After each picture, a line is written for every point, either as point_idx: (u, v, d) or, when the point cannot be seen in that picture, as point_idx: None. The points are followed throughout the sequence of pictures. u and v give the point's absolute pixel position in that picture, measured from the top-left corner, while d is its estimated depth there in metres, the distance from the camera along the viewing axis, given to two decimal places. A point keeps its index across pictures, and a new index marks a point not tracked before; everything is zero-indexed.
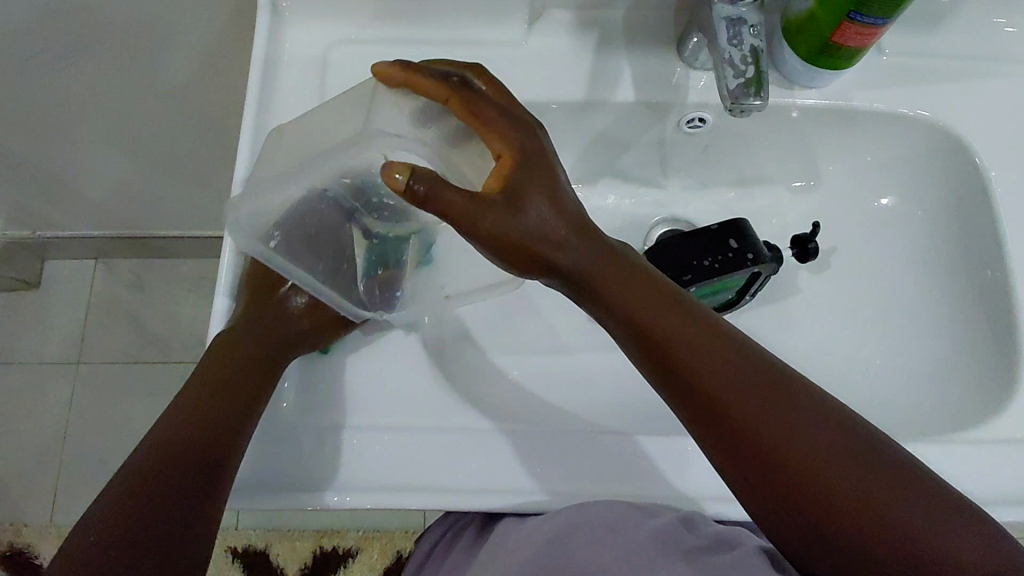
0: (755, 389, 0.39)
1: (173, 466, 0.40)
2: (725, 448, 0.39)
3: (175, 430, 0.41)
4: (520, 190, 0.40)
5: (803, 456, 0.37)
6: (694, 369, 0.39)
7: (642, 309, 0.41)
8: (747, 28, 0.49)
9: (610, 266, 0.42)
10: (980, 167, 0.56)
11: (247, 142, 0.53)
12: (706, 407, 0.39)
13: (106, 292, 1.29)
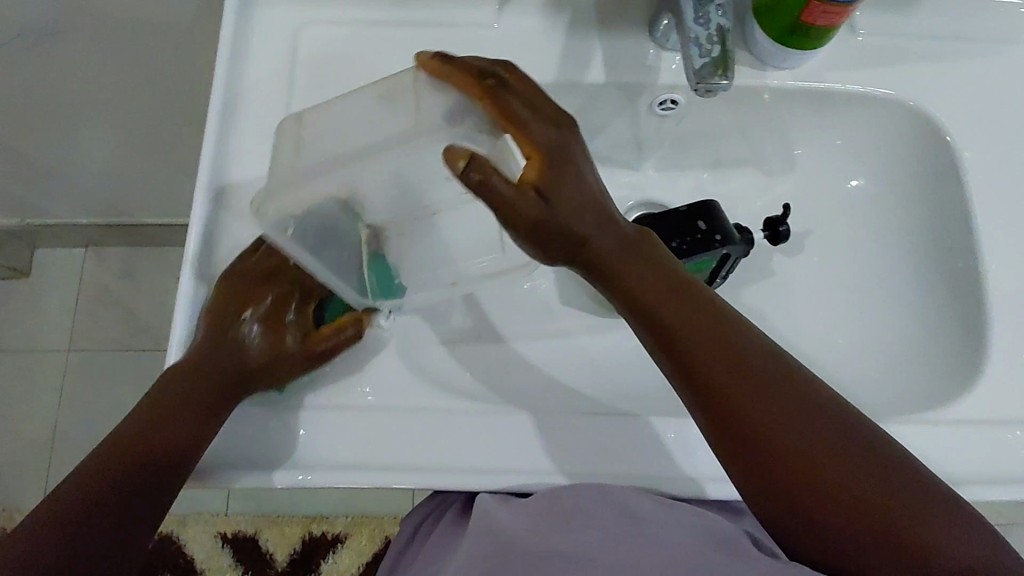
0: (767, 388, 0.39)
1: (157, 444, 0.43)
2: (733, 445, 0.39)
3: (162, 405, 0.44)
4: (554, 183, 0.39)
5: (808, 449, 0.38)
6: (706, 362, 0.40)
7: (663, 309, 0.41)
8: (715, 7, 0.49)
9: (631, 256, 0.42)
10: (952, 148, 0.55)
11: (213, 125, 0.53)
12: (718, 406, 0.39)
13: (94, 281, 1.29)
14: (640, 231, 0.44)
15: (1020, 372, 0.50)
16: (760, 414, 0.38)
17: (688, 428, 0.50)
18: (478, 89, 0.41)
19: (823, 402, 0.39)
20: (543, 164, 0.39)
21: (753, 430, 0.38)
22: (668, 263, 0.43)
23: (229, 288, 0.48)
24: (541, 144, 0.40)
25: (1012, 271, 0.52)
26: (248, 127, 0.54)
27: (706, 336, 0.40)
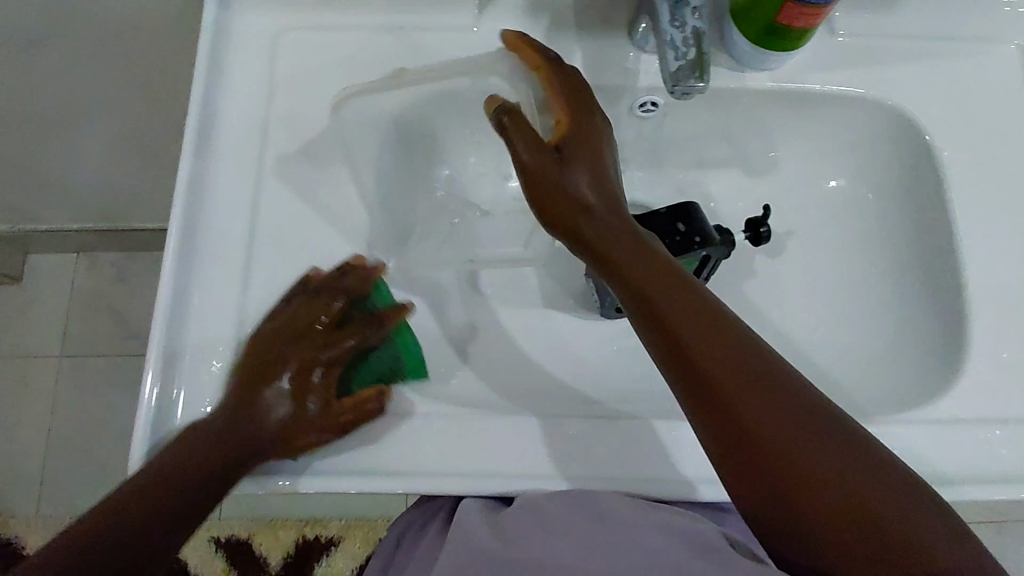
0: (748, 369, 0.39)
1: (179, 492, 0.42)
2: (709, 421, 0.40)
3: (189, 451, 0.44)
4: (570, 153, 0.47)
5: (785, 434, 0.38)
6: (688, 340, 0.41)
7: (649, 285, 0.43)
8: (690, 10, 0.49)
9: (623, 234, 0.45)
10: (932, 147, 0.55)
11: (191, 134, 0.53)
12: (696, 381, 0.40)
13: (85, 285, 1.29)
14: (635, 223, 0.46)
15: (999, 371, 0.50)
16: (739, 394, 0.39)
17: (667, 430, 0.50)
18: (543, 65, 0.51)
19: (804, 394, 0.39)
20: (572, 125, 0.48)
21: (731, 410, 0.39)
22: (658, 250, 0.45)
23: (263, 340, 0.48)
24: (570, 116, 0.48)
25: (991, 271, 0.52)
26: (228, 136, 0.55)
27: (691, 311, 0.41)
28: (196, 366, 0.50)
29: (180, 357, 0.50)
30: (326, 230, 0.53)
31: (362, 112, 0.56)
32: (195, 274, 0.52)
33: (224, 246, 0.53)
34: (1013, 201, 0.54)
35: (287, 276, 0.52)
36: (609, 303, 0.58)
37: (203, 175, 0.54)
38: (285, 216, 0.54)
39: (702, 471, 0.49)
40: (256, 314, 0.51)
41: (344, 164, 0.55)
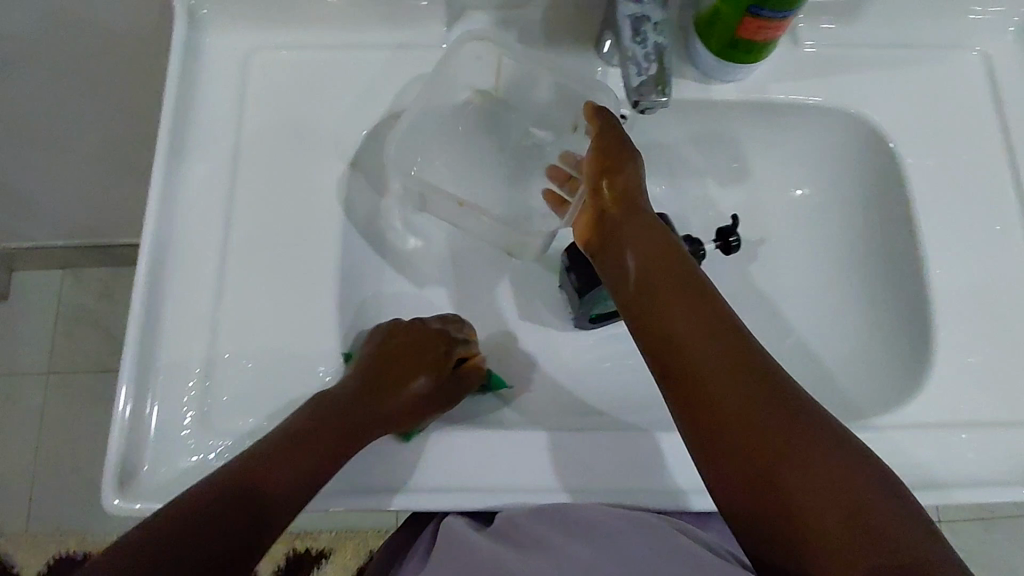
0: (732, 362, 0.41)
1: (283, 484, 0.43)
2: (687, 407, 0.41)
3: (275, 461, 0.43)
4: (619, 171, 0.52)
5: (761, 435, 0.38)
6: (681, 341, 0.43)
7: (654, 288, 0.46)
8: (651, 26, 0.50)
9: (641, 242, 0.48)
10: (896, 155, 0.56)
11: (161, 155, 0.54)
12: (681, 367, 0.42)
13: (70, 302, 1.29)
14: (653, 233, 0.49)
15: (963, 375, 0.51)
16: (722, 394, 0.40)
17: (636, 442, 0.50)
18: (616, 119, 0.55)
19: (792, 404, 0.39)
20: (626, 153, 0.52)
21: (715, 408, 0.40)
22: (673, 258, 0.47)
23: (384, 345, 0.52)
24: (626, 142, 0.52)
25: (956, 276, 0.53)
26: (199, 156, 0.55)
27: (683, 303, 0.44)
28: (171, 386, 0.51)
29: (152, 377, 0.51)
30: (298, 249, 0.54)
31: (332, 130, 0.56)
32: (169, 294, 0.53)
33: (197, 266, 0.53)
34: (975, 208, 0.55)
35: (259, 295, 0.53)
36: (582, 314, 0.59)
37: (174, 195, 0.54)
38: (256, 234, 0.54)
39: (674, 482, 0.50)
40: (228, 333, 0.52)
41: (315, 182, 0.55)
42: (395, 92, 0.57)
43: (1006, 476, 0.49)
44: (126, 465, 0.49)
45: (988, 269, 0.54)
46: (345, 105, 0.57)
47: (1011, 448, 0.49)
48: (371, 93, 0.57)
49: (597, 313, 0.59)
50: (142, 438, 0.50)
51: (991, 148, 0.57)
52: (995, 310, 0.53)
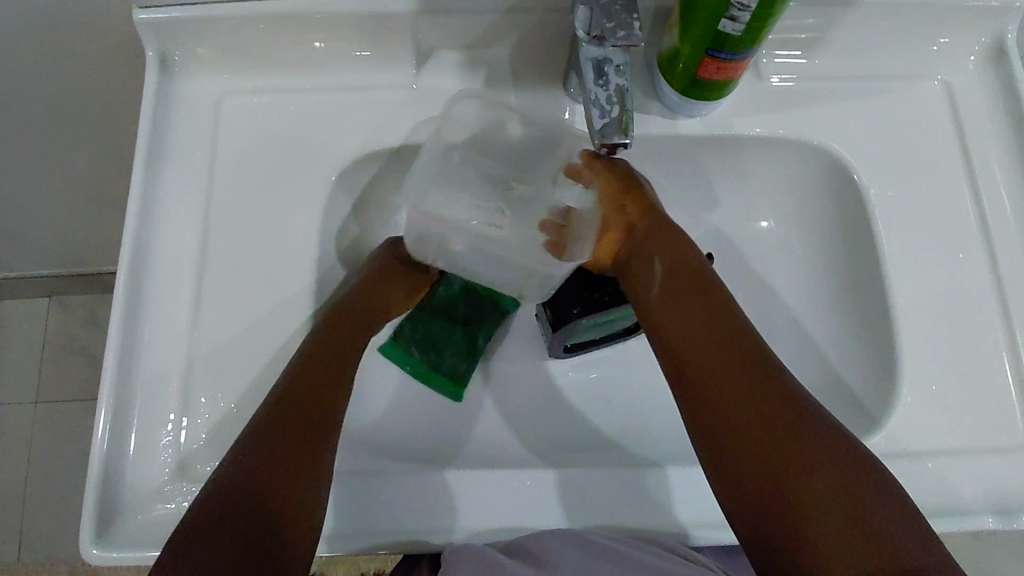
0: (740, 370, 0.45)
1: (281, 486, 0.42)
2: (706, 421, 0.45)
3: (269, 458, 0.42)
4: (634, 198, 0.57)
5: (760, 431, 0.42)
6: (693, 350, 0.48)
7: (670, 306, 0.51)
8: (614, 68, 0.50)
9: (663, 263, 0.54)
10: (859, 186, 0.57)
11: (135, 201, 0.54)
12: (701, 381, 0.46)
13: (57, 331, 1.29)
14: (671, 254, 0.54)
15: (928, 404, 0.52)
16: (727, 396, 0.44)
17: (607, 478, 0.52)
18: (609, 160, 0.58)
19: (792, 403, 0.43)
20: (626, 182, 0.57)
21: (720, 408, 0.44)
22: (692, 276, 0.52)
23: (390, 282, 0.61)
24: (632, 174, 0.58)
25: (920, 305, 0.54)
26: (172, 201, 0.56)
27: (700, 318, 0.49)
28: (148, 432, 0.52)
29: (128, 424, 0.52)
30: (272, 291, 0.55)
31: (303, 172, 0.57)
32: (144, 339, 0.53)
33: (171, 310, 0.54)
34: (937, 236, 0.56)
35: (233, 338, 0.54)
36: (556, 345, 0.60)
37: (147, 241, 0.55)
38: (230, 277, 0.55)
39: (645, 518, 0.51)
40: (203, 377, 0.53)
41: (288, 223, 0.56)
42: (365, 133, 0.58)
43: (972, 505, 0.49)
44: (103, 515, 0.49)
45: (952, 297, 0.54)
46: (316, 146, 0.58)
47: (976, 476, 0.50)
48: (341, 134, 0.58)
49: (572, 343, 0.60)
50: (119, 485, 0.50)
51: (953, 177, 0.57)
52: (959, 339, 0.53)
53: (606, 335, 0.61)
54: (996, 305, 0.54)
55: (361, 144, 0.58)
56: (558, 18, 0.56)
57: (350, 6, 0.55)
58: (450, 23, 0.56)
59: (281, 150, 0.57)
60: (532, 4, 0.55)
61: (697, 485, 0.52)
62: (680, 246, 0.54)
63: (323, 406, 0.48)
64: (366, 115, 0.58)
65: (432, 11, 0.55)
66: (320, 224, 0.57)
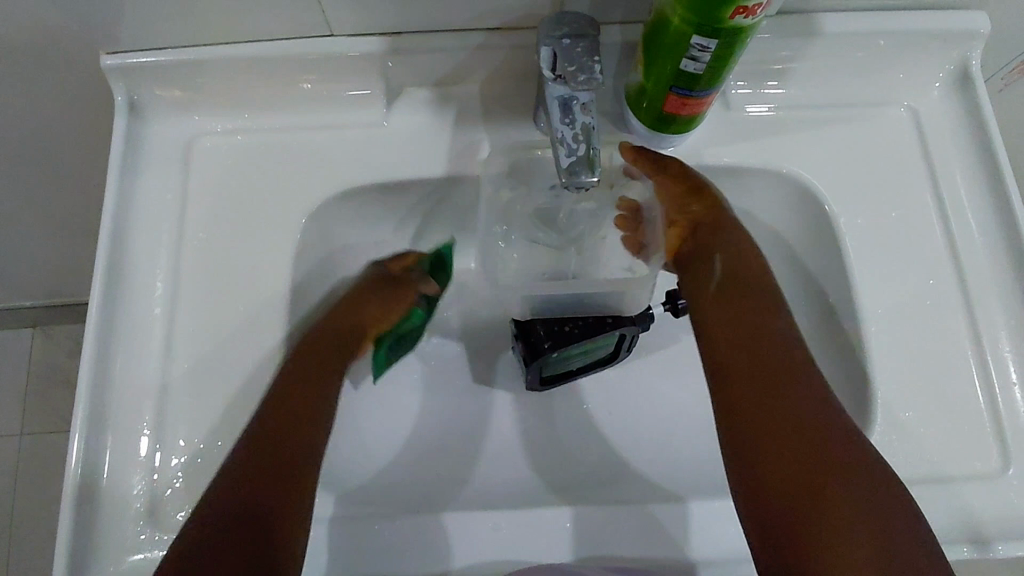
0: (790, 388, 0.46)
1: (274, 500, 0.43)
2: (743, 431, 0.45)
3: (254, 470, 0.44)
4: (695, 202, 0.56)
5: (803, 447, 0.43)
6: (739, 363, 0.48)
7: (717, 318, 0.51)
8: (580, 107, 0.50)
9: (721, 275, 0.54)
10: (830, 215, 0.58)
11: (104, 247, 0.54)
12: (734, 382, 0.48)
13: (41, 361, 1.28)
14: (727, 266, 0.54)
15: (904, 434, 0.52)
16: (771, 410, 0.45)
17: (584, 517, 0.51)
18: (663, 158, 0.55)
19: (837, 426, 0.44)
20: (684, 186, 0.55)
21: (759, 421, 0.45)
22: (748, 293, 0.52)
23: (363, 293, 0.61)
24: (694, 177, 0.56)
25: (893, 333, 0.55)
26: (143, 245, 0.56)
27: (747, 334, 0.50)
28: (119, 481, 0.51)
29: (99, 474, 0.51)
30: (244, 333, 0.55)
31: (275, 213, 0.57)
32: (114, 387, 0.53)
33: (143, 356, 0.54)
34: (908, 263, 0.56)
35: (205, 383, 0.53)
36: (532, 379, 0.59)
37: (118, 286, 0.55)
38: (201, 320, 0.55)
39: (624, 555, 0.51)
40: (175, 424, 0.52)
41: (260, 263, 0.56)
42: (337, 171, 0.58)
43: (950, 535, 0.50)
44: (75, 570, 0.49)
45: (923, 326, 0.55)
46: (288, 185, 0.57)
47: (952, 508, 0.50)
48: (313, 172, 0.58)
49: (547, 376, 0.59)
50: (90, 537, 0.50)
51: (922, 205, 0.58)
52: (932, 368, 0.54)
53: (583, 366, 0.60)
54: (967, 332, 0.55)
55: (333, 182, 0.58)
56: (525, 54, 0.57)
57: (318, 48, 0.55)
58: (418, 62, 0.57)
59: (253, 190, 0.57)
60: (499, 42, 0.56)
61: (674, 522, 0.51)
62: (739, 261, 0.54)
63: (304, 399, 0.50)
64: (338, 153, 0.58)
65: (400, 50, 0.56)
66: (292, 264, 0.56)
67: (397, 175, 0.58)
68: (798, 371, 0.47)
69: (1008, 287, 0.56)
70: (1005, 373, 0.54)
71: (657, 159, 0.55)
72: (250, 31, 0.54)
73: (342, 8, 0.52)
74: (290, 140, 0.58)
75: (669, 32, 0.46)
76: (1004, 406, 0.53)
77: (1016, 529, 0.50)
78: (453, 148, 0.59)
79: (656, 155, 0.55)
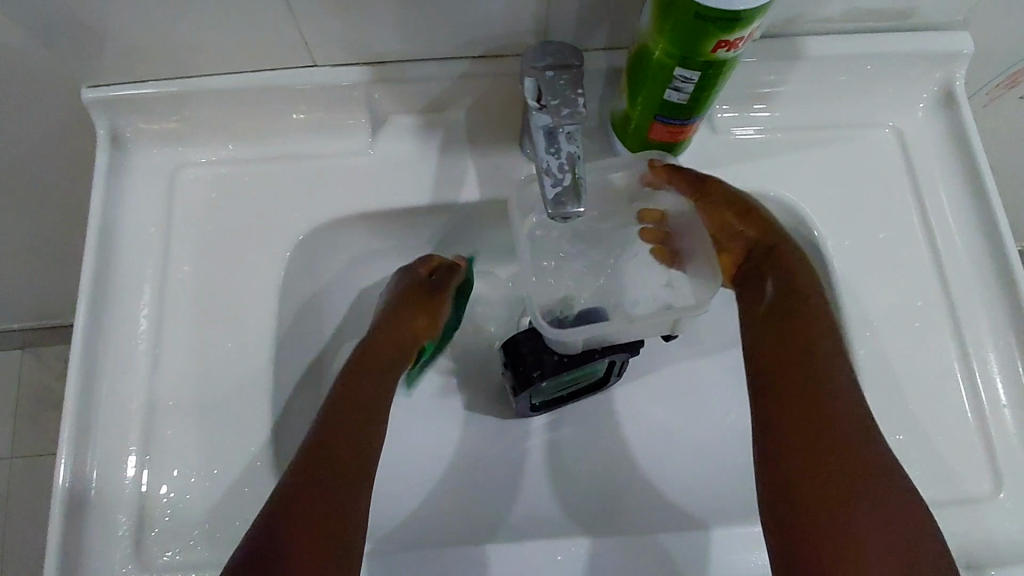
0: (832, 412, 0.46)
1: (314, 522, 0.44)
2: (780, 450, 0.45)
3: (298, 493, 0.45)
4: (743, 219, 0.55)
5: (835, 472, 0.43)
6: (782, 384, 0.48)
7: (759, 340, 0.51)
8: (565, 135, 0.48)
9: (777, 293, 0.52)
10: (817, 237, 0.58)
11: (87, 283, 0.54)
12: (769, 402, 0.48)
13: (30, 384, 1.27)
14: (777, 282, 0.53)
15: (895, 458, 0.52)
16: (808, 433, 0.45)
17: (575, 548, 0.51)
18: (699, 178, 0.54)
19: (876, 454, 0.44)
20: (722, 203, 0.54)
21: (795, 442, 0.45)
22: (798, 311, 0.51)
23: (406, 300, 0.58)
24: (735, 194, 0.54)
25: (883, 355, 0.54)
26: (127, 279, 0.55)
27: (789, 355, 0.49)
28: (105, 521, 0.51)
29: (84, 514, 0.51)
30: (230, 366, 0.54)
31: (261, 243, 0.57)
32: (98, 423, 0.52)
33: (127, 392, 0.53)
34: (898, 283, 0.56)
35: (191, 418, 0.53)
36: (521, 406, 0.59)
37: (101, 321, 0.54)
38: (186, 354, 0.54)
39: None
40: (160, 461, 0.52)
41: (246, 294, 0.55)
42: (323, 200, 0.58)
43: None
44: None
45: (915, 347, 0.55)
46: (274, 215, 0.57)
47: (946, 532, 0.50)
48: (300, 201, 0.58)
49: (537, 402, 0.59)
50: None
51: (910, 225, 0.58)
52: (922, 391, 0.54)
53: (574, 390, 0.60)
54: (957, 355, 0.55)
55: (319, 211, 0.57)
56: (510, 81, 0.57)
57: (302, 78, 0.55)
58: (403, 90, 0.57)
59: (239, 220, 0.57)
60: (484, 70, 0.56)
61: (667, 552, 0.51)
62: (794, 273, 0.53)
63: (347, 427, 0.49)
64: (326, 182, 0.58)
65: (384, 79, 0.55)
66: (278, 296, 0.56)
67: (384, 202, 0.58)
68: (841, 394, 0.46)
69: (996, 308, 0.56)
70: (996, 394, 0.54)
71: (699, 182, 0.54)
72: (232, 62, 0.54)
73: (324, 39, 0.52)
74: (276, 169, 0.58)
75: (651, 62, 0.46)
76: (994, 428, 0.53)
77: (1009, 553, 0.50)
78: (439, 176, 0.59)
79: (694, 175, 0.54)
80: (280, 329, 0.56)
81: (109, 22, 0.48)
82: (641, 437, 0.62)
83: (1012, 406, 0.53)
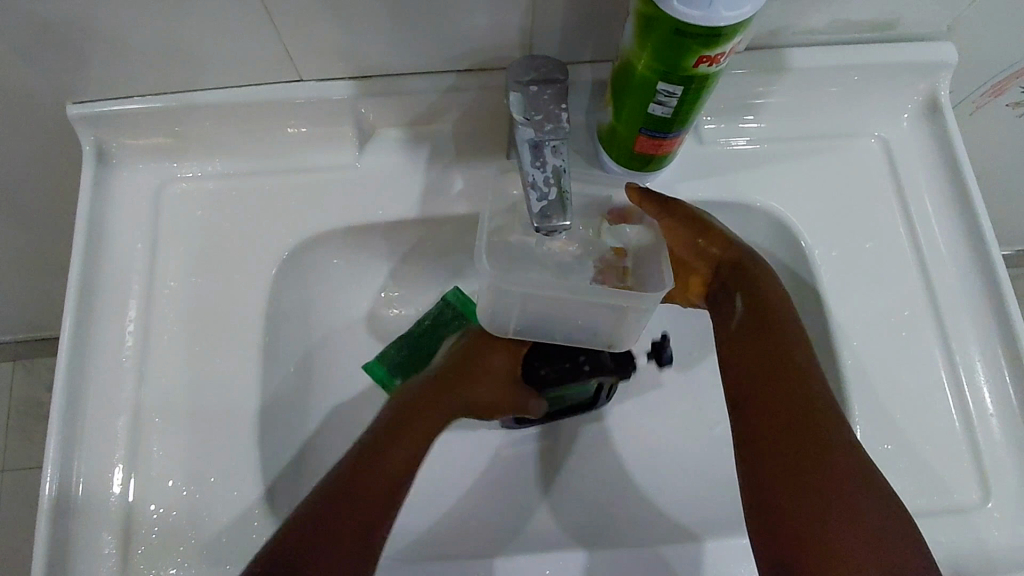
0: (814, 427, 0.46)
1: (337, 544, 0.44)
2: (769, 466, 0.45)
3: (315, 519, 0.44)
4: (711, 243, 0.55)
5: (822, 486, 0.43)
6: (768, 400, 0.48)
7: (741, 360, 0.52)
8: (551, 149, 0.49)
9: (749, 312, 0.53)
10: (805, 247, 0.58)
11: (72, 299, 0.54)
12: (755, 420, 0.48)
13: (21, 397, 1.26)
14: (745, 300, 0.54)
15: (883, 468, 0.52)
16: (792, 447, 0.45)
17: (564, 561, 0.50)
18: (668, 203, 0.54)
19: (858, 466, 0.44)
20: (691, 228, 0.55)
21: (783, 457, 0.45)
22: (779, 333, 0.51)
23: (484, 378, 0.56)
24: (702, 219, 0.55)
25: (871, 365, 0.55)
26: (112, 294, 0.55)
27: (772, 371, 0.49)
28: (89, 539, 0.50)
29: (68, 533, 0.50)
30: (216, 381, 0.54)
31: (249, 257, 0.56)
32: (84, 441, 0.52)
33: (113, 409, 0.53)
34: (885, 292, 0.57)
35: (178, 434, 0.52)
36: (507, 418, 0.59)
37: (87, 337, 0.54)
38: (172, 369, 0.54)
39: None
40: (146, 478, 0.51)
41: (233, 308, 0.55)
42: (310, 214, 0.57)
43: None
44: None
45: (902, 356, 0.55)
46: (261, 229, 0.57)
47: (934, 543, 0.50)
48: (287, 214, 0.57)
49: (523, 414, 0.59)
50: None
51: (897, 234, 0.58)
52: (909, 400, 0.54)
53: (562, 409, 0.60)
54: (944, 365, 0.55)
55: (306, 224, 0.57)
56: (496, 95, 0.57)
57: (288, 93, 0.55)
58: (390, 104, 0.57)
59: (227, 234, 0.57)
60: (470, 83, 0.56)
61: (655, 565, 0.50)
62: (762, 291, 0.54)
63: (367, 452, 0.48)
64: (313, 196, 0.58)
65: (371, 93, 0.56)
66: (265, 310, 0.56)
67: (371, 215, 0.58)
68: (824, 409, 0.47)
69: (982, 315, 0.56)
70: (982, 403, 0.54)
71: (665, 204, 0.54)
72: (218, 77, 0.54)
73: (311, 54, 0.52)
74: (263, 183, 0.58)
75: (635, 77, 0.46)
76: (981, 437, 0.53)
77: (996, 563, 0.50)
78: (427, 189, 0.59)
79: (666, 198, 0.54)
80: (268, 342, 0.56)
81: (93, 38, 0.48)
82: (631, 448, 0.62)
83: (999, 415, 0.54)
